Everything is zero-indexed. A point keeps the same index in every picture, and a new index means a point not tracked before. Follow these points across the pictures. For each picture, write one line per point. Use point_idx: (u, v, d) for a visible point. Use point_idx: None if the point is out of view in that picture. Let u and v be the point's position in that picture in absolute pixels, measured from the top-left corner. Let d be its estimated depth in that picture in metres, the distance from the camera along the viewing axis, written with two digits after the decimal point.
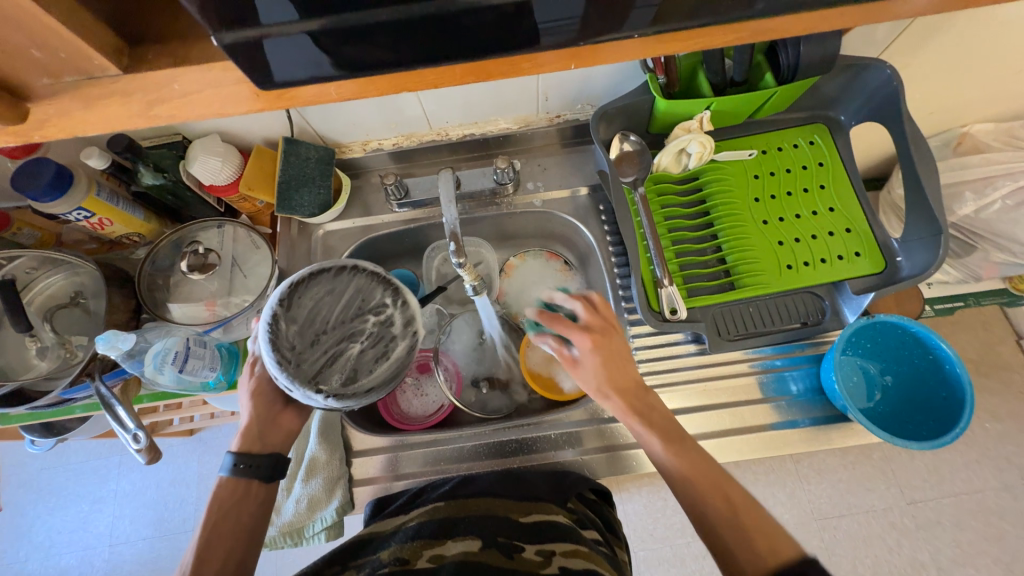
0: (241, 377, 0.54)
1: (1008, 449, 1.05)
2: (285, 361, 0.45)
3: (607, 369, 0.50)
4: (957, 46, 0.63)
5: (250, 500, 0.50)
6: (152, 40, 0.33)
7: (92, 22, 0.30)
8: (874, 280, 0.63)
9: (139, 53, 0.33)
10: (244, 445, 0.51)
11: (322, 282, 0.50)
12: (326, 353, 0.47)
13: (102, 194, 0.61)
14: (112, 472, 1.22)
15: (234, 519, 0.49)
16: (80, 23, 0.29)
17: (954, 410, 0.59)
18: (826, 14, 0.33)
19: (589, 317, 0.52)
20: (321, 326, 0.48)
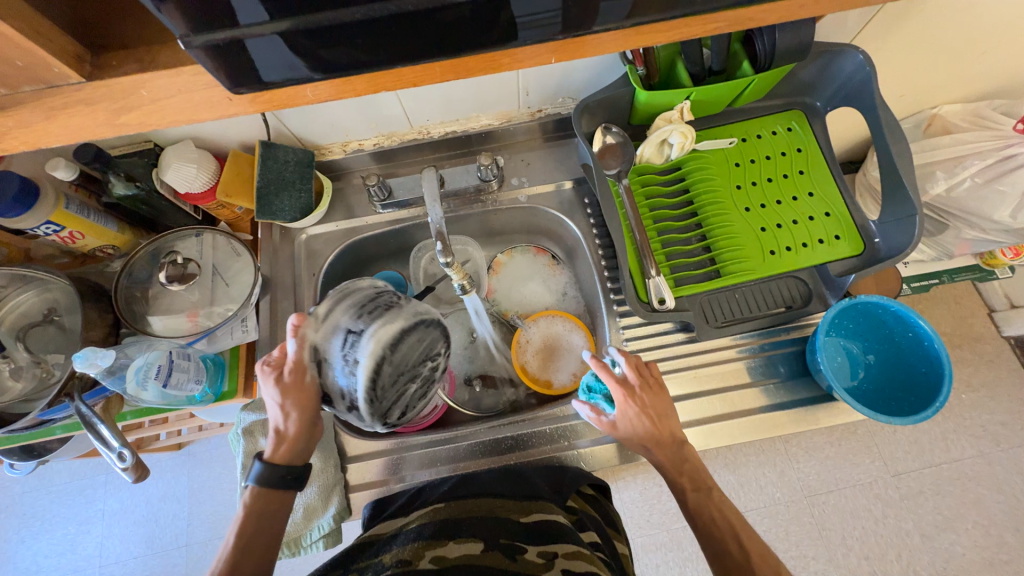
0: (274, 383, 0.49)
1: (983, 418, 1.09)
2: (369, 396, 0.50)
3: (644, 425, 0.54)
4: (925, 30, 0.64)
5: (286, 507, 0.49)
6: (115, 46, 0.32)
7: (48, 28, 0.29)
8: (854, 263, 0.64)
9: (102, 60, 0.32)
10: (286, 457, 0.49)
11: (414, 329, 0.52)
12: (397, 392, 0.52)
13: (71, 207, 0.59)
14: (98, 492, 1.19)
15: (269, 530, 0.47)
16: (35, 30, 0.28)
17: (934, 384, 0.61)
18: (800, 2, 0.34)
19: (635, 377, 0.56)
20: (402, 370, 0.52)
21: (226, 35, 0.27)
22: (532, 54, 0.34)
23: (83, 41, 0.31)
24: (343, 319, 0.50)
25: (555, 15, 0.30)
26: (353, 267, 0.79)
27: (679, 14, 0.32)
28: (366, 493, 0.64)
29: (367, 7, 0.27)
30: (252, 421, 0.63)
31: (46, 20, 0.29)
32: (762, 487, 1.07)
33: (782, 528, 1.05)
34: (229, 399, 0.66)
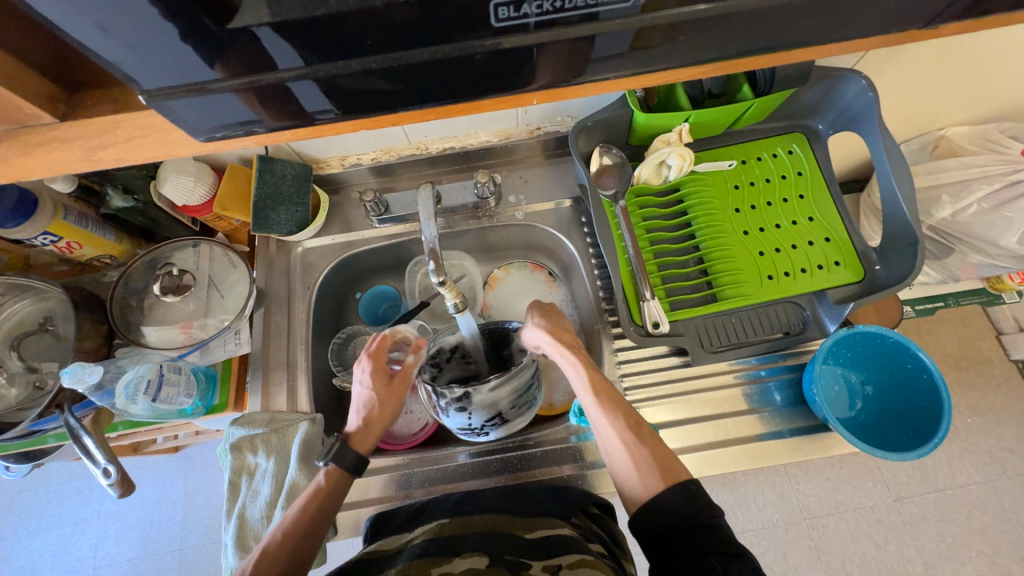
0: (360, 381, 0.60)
1: (989, 443, 1.06)
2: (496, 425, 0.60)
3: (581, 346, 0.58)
4: (927, 54, 0.63)
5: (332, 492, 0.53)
6: (95, 85, 0.32)
7: (25, 71, 0.29)
8: (854, 289, 0.63)
9: (80, 99, 0.31)
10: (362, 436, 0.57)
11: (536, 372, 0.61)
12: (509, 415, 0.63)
13: (70, 218, 0.59)
14: (94, 493, 1.19)
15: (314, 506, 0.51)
16: (11, 74, 0.28)
17: (934, 419, 0.59)
18: (792, 53, 0.33)
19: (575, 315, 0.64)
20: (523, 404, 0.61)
21: (254, 79, 0.27)
22: (512, 100, 0.34)
23: (64, 77, 0.31)
24: (505, 400, 0.58)
25: (539, 69, 0.29)
26: (348, 280, 0.79)
27: (667, 65, 0.31)
28: (353, 512, 0.63)
29: (333, 66, 0.27)
30: (241, 436, 0.63)
31: (23, 58, 0.29)
32: (761, 508, 1.05)
33: (781, 550, 1.03)
34: (220, 412, 0.66)
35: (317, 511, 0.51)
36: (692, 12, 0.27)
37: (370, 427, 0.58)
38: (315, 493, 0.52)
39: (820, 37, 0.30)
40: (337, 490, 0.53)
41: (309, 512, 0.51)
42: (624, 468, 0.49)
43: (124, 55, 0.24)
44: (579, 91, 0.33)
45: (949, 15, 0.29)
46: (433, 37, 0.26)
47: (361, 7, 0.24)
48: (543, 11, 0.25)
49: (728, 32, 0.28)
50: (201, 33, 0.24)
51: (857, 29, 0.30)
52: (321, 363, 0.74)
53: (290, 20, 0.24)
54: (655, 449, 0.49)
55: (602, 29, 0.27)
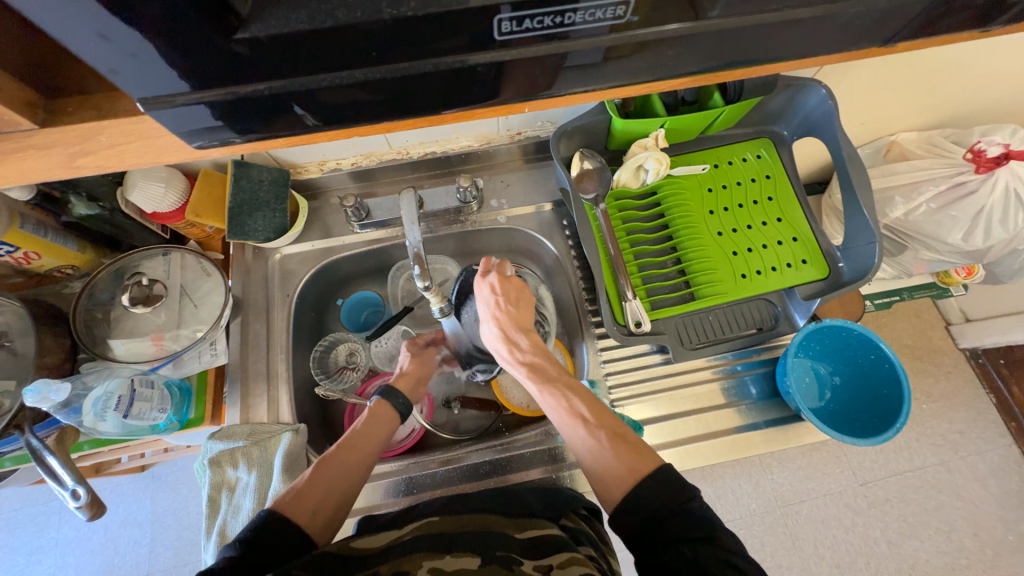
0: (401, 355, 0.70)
1: (942, 426, 1.14)
2: None
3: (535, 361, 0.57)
4: (880, 66, 0.68)
5: (377, 431, 0.59)
6: (72, 90, 0.31)
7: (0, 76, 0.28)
8: (820, 286, 0.67)
9: (57, 105, 0.30)
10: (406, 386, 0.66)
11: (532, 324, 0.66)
12: None
13: (27, 227, 0.55)
14: (51, 520, 1.12)
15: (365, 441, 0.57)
16: None
17: (895, 406, 0.63)
18: (769, 66, 0.35)
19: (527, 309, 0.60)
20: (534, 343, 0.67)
21: (228, 91, 0.26)
22: (504, 108, 0.35)
23: (41, 83, 0.30)
24: None
25: (535, 79, 0.30)
26: (329, 287, 0.78)
27: (655, 77, 0.32)
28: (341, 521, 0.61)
29: (333, 76, 0.27)
30: (220, 451, 0.61)
31: None
32: (738, 498, 1.09)
33: (757, 539, 1.07)
34: (195, 427, 0.63)
35: (370, 432, 0.58)
36: (676, 29, 0.28)
37: (409, 375, 0.67)
38: (368, 418, 0.60)
39: (792, 54, 0.32)
40: (387, 417, 0.60)
41: (363, 432, 0.58)
42: (593, 475, 0.50)
43: (118, 62, 0.23)
44: (572, 99, 0.34)
45: (902, 35, 0.32)
46: (435, 50, 0.27)
47: (367, 19, 0.24)
48: (542, 26, 0.26)
49: (709, 48, 0.30)
50: (200, 46, 0.24)
51: (824, 46, 0.32)
52: (302, 371, 0.72)
53: (296, 32, 0.24)
54: (619, 450, 0.50)
55: (590, 44, 0.28)
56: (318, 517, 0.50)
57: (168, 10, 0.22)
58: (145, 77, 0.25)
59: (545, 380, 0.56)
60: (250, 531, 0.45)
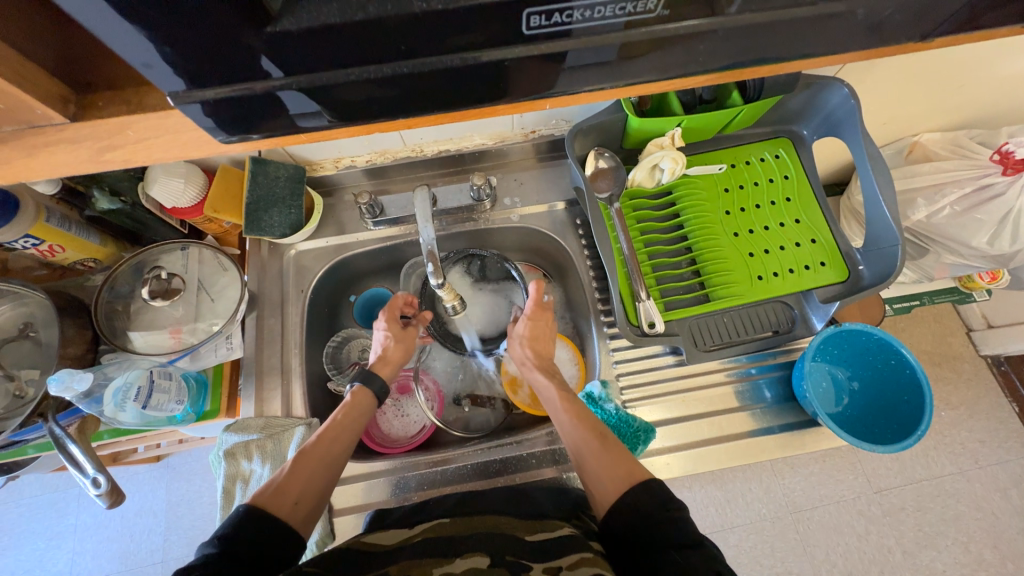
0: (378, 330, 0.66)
1: (962, 435, 1.11)
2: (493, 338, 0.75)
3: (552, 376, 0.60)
4: (905, 64, 0.66)
5: (357, 419, 0.58)
6: (101, 86, 0.31)
7: (33, 70, 0.28)
8: (839, 288, 0.65)
9: (87, 100, 0.31)
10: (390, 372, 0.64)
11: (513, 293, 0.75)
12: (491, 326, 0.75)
13: (52, 220, 0.57)
14: (70, 506, 1.14)
15: (345, 431, 0.56)
16: (22, 74, 0.27)
17: (916, 413, 0.62)
18: (796, 63, 0.34)
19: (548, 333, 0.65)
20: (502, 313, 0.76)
21: (249, 86, 0.27)
22: (523, 105, 0.35)
23: (72, 79, 0.30)
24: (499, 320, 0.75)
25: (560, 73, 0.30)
26: (342, 283, 0.79)
27: (681, 73, 0.32)
28: (353, 515, 0.62)
29: (360, 70, 0.27)
30: (234, 443, 0.61)
31: (29, 58, 0.28)
32: (748, 502, 1.08)
33: (767, 544, 1.05)
34: (210, 419, 0.64)
35: (351, 421, 0.57)
36: (701, 24, 0.28)
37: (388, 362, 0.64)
38: (347, 407, 0.58)
39: (821, 50, 0.32)
40: (366, 406, 0.59)
41: (343, 420, 0.57)
42: (592, 476, 0.50)
43: (152, 57, 0.24)
44: (593, 95, 0.34)
45: (934, 32, 0.31)
46: (462, 44, 0.27)
47: (397, 13, 0.24)
48: (572, 19, 0.26)
49: (737, 43, 0.30)
50: (229, 40, 0.24)
51: (852, 43, 0.31)
52: (315, 366, 0.73)
53: (327, 25, 0.24)
54: (621, 455, 0.50)
55: (611, 40, 0.28)
56: (299, 510, 0.48)
57: (201, 6, 0.22)
58: (179, 71, 0.25)
59: (560, 390, 0.58)
60: (230, 526, 0.43)
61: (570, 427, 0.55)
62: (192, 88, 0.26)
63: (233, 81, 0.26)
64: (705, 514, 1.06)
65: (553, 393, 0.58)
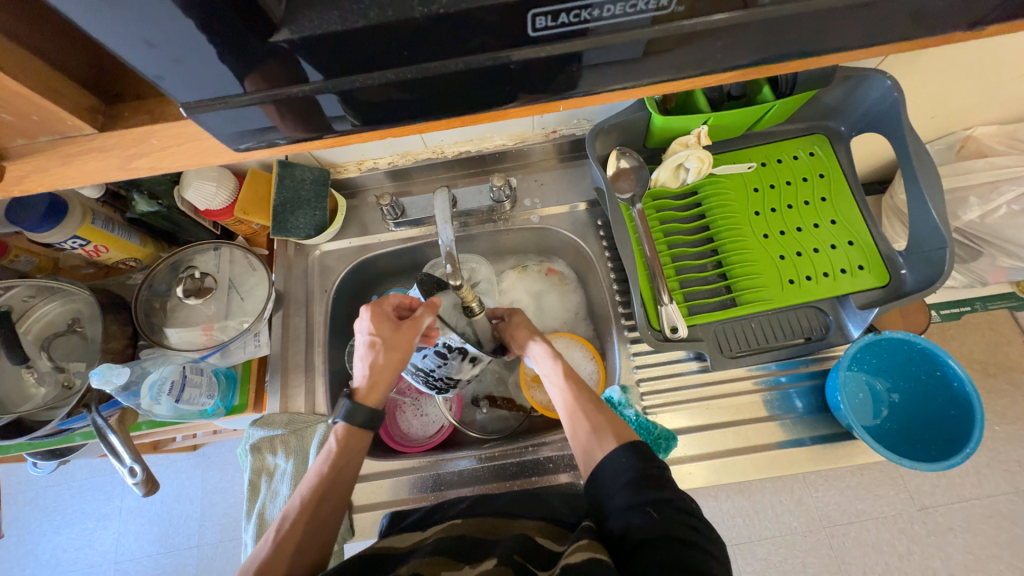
0: (358, 333, 0.57)
1: (1019, 452, 1.03)
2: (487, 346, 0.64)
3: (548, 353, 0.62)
4: (957, 52, 0.62)
5: (347, 469, 0.54)
6: (129, 98, 0.33)
7: (63, 83, 0.30)
8: (878, 294, 0.61)
9: (115, 111, 0.32)
10: (370, 393, 0.56)
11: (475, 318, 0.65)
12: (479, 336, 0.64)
13: (97, 222, 0.60)
14: (116, 489, 1.22)
15: (335, 486, 0.52)
16: (51, 88, 0.29)
17: (964, 428, 0.57)
18: (822, 58, 0.32)
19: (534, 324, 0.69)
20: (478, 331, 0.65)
21: (271, 93, 0.27)
22: (538, 107, 0.34)
23: (103, 91, 0.32)
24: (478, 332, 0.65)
25: (569, 76, 0.29)
26: (365, 283, 0.80)
27: (699, 71, 0.30)
28: (371, 512, 0.63)
29: (367, 76, 0.27)
30: (260, 437, 0.63)
31: (62, 75, 0.30)
32: (778, 515, 1.03)
33: (799, 559, 1.01)
34: (239, 413, 0.67)
35: (337, 474, 0.53)
36: (731, 18, 0.26)
37: (373, 383, 0.56)
38: (333, 455, 0.54)
39: (850, 44, 0.30)
40: (355, 451, 0.55)
41: (332, 475, 0.53)
42: (581, 437, 0.52)
43: (168, 70, 0.25)
44: (604, 97, 0.33)
45: (985, 20, 0.29)
46: (465, 48, 0.26)
47: (397, 20, 0.24)
48: (577, 19, 0.25)
49: (766, 35, 0.28)
50: (238, 51, 0.24)
51: (891, 35, 0.29)
52: (337, 365, 0.75)
53: (329, 32, 0.24)
54: (612, 418, 0.52)
55: (630, 38, 0.27)
56: None
57: (211, 21, 0.23)
58: (191, 83, 0.26)
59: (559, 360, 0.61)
60: None
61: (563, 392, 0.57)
62: (204, 99, 0.27)
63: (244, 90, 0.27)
64: (731, 525, 1.03)
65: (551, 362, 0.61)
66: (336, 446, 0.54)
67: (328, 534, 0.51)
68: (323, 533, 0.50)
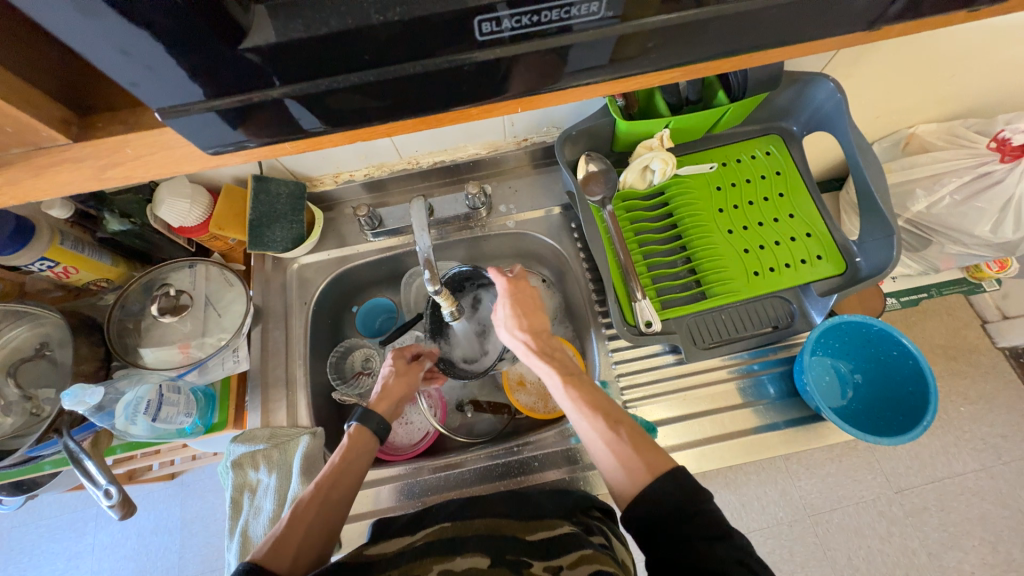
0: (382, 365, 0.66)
1: (982, 430, 1.08)
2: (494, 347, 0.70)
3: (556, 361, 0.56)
4: (891, 55, 0.66)
5: (357, 463, 0.55)
6: (103, 108, 0.33)
7: (40, 96, 0.30)
8: (837, 281, 0.65)
9: (90, 121, 0.33)
10: (381, 405, 0.62)
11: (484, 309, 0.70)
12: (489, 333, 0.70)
13: (66, 243, 0.60)
14: (88, 526, 1.16)
15: (349, 475, 0.54)
16: (26, 100, 0.29)
17: (921, 403, 0.61)
18: (759, 55, 0.35)
19: (536, 308, 0.62)
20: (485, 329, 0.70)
21: (239, 98, 0.28)
22: (499, 107, 0.36)
23: (76, 103, 0.33)
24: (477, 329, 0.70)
25: (525, 76, 0.31)
26: (346, 294, 0.81)
27: (647, 68, 0.33)
28: (359, 522, 0.62)
29: (332, 80, 0.28)
30: (241, 454, 0.63)
31: (36, 87, 0.30)
32: (764, 506, 1.05)
33: (787, 549, 1.03)
34: (219, 431, 0.66)
35: (350, 465, 0.54)
36: (666, 20, 0.29)
37: (388, 396, 0.63)
38: (344, 450, 0.56)
39: (783, 39, 0.32)
40: (366, 449, 0.57)
41: (342, 468, 0.54)
42: (607, 468, 0.48)
43: (142, 77, 0.26)
44: (562, 97, 0.35)
45: (891, 19, 0.32)
46: (423, 51, 0.28)
47: (358, 27, 0.26)
48: (521, 24, 0.27)
49: (700, 35, 0.30)
50: (208, 57, 0.26)
51: (813, 33, 0.32)
52: (319, 377, 0.75)
53: (295, 39, 0.26)
54: (638, 444, 0.48)
55: (576, 40, 0.29)
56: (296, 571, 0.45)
57: (181, 29, 0.24)
58: (164, 91, 0.27)
59: (564, 373, 0.56)
60: None
61: (579, 410, 0.52)
62: (176, 104, 0.28)
63: (217, 95, 0.28)
64: None
65: (555, 377, 0.55)
66: (348, 442, 0.56)
67: (338, 525, 0.51)
68: (335, 522, 0.50)
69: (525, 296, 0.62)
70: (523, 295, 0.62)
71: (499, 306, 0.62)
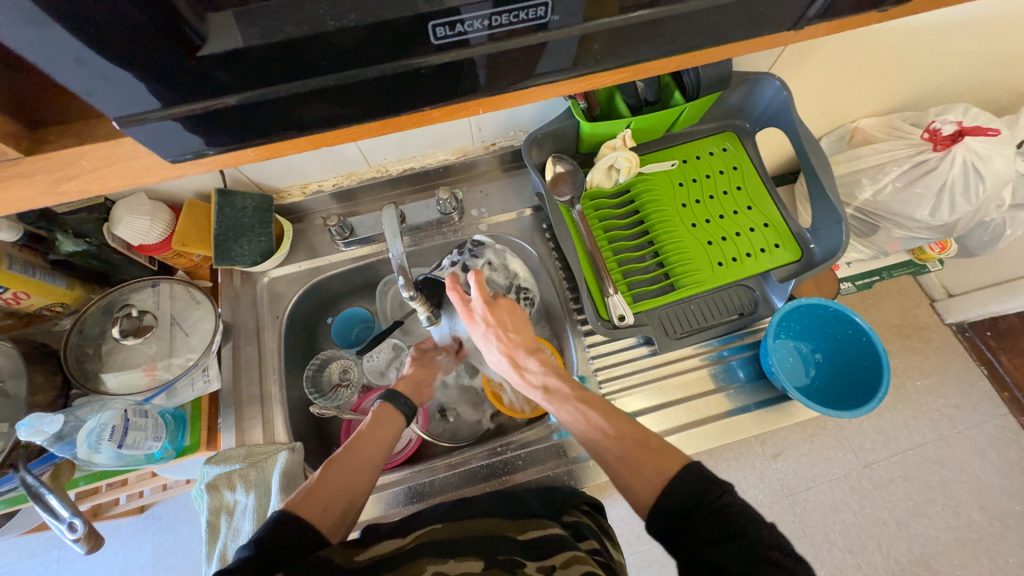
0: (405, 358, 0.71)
1: (937, 402, 1.15)
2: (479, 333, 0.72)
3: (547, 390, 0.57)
4: (828, 55, 0.71)
5: (382, 432, 0.60)
6: (55, 122, 0.32)
7: None
8: (795, 267, 0.68)
9: (42, 135, 0.32)
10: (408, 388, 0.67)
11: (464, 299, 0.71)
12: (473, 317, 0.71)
13: (15, 267, 0.57)
14: (51, 570, 1.09)
15: (374, 441, 0.58)
16: None
17: (875, 376, 0.65)
18: (703, 53, 0.38)
19: (517, 330, 0.61)
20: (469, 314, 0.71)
21: (200, 105, 0.28)
22: (460, 110, 0.36)
23: (26, 116, 0.32)
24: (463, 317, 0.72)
25: (483, 78, 0.32)
26: (319, 306, 0.80)
27: (599, 68, 0.34)
28: None
29: (291, 86, 0.29)
30: (216, 475, 0.61)
31: None
32: (744, 490, 1.08)
33: None
34: (191, 454, 0.63)
35: (376, 432, 0.59)
36: (612, 23, 0.30)
37: (410, 379, 0.68)
38: (371, 421, 0.60)
39: (723, 38, 0.34)
40: (391, 420, 0.61)
41: (367, 435, 0.59)
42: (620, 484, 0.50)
43: (94, 86, 0.25)
44: (521, 97, 0.37)
45: (818, 19, 0.35)
46: (380, 55, 0.28)
47: (315, 33, 0.26)
48: (474, 28, 0.28)
49: (642, 37, 0.32)
50: (162, 66, 0.25)
51: (749, 32, 0.34)
52: (296, 392, 0.73)
53: (252, 46, 0.26)
54: (642, 454, 0.48)
55: (528, 42, 0.30)
56: (327, 517, 0.50)
57: (133, 38, 0.24)
58: (117, 100, 0.27)
59: (555, 399, 0.57)
60: (264, 531, 0.44)
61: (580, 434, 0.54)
62: (132, 112, 0.28)
63: (173, 104, 0.28)
64: None
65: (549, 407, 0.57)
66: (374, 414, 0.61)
67: (366, 484, 0.55)
68: (363, 481, 0.55)
69: (500, 319, 0.61)
70: (499, 322, 0.61)
71: (482, 340, 0.62)
